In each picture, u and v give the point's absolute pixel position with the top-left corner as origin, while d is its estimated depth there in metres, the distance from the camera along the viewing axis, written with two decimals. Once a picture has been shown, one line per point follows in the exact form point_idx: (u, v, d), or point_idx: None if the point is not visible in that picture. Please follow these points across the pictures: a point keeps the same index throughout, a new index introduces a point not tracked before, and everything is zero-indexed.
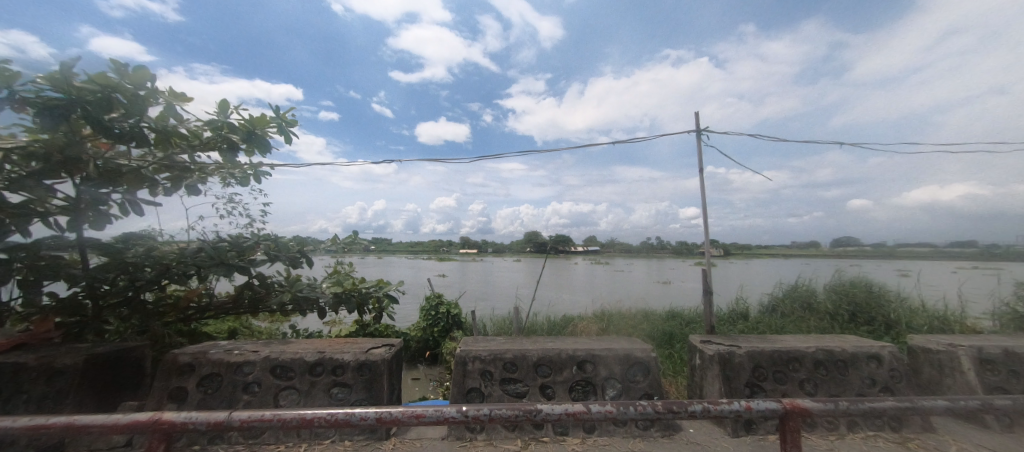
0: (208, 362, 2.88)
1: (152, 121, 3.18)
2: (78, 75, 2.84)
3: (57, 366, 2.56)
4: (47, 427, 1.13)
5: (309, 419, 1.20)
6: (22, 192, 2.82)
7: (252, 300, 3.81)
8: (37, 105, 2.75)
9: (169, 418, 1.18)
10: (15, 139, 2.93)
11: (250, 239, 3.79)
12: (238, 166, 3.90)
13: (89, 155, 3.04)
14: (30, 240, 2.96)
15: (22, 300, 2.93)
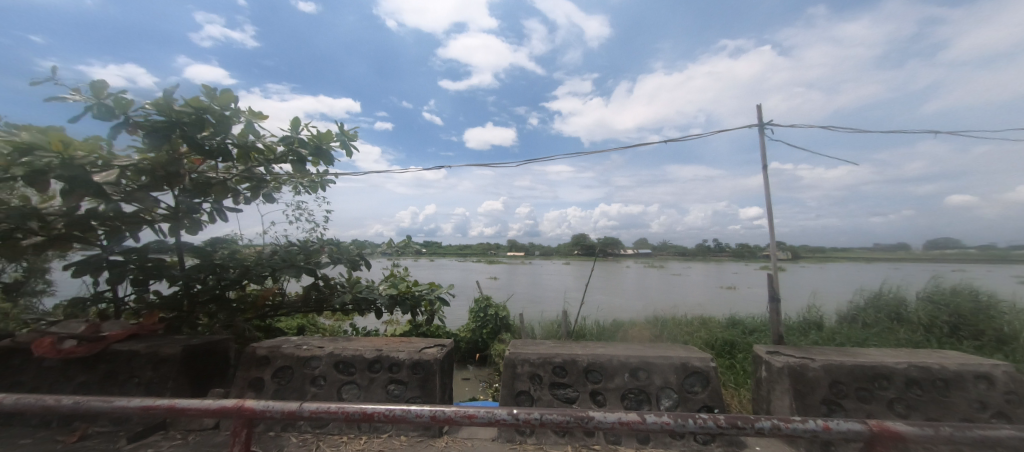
0: (282, 356, 3.13)
1: (236, 138, 3.53)
2: (177, 100, 3.21)
3: (161, 354, 2.93)
4: (155, 408, 1.28)
5: (369, 414, 1.25)
6: (135, 204, 3.26)
7: (318, 299, 4.10)
8: (146, 127, 3.15)
9: (251, 406, 1.30)
10: (130, 158, 3.41)
11: (316, 243, 4.09)
12: (306, 176, 4.23)
13: (185, 170, 3.44)
14: (141, 245, 3.44)
15: (135, 296, 3.39)
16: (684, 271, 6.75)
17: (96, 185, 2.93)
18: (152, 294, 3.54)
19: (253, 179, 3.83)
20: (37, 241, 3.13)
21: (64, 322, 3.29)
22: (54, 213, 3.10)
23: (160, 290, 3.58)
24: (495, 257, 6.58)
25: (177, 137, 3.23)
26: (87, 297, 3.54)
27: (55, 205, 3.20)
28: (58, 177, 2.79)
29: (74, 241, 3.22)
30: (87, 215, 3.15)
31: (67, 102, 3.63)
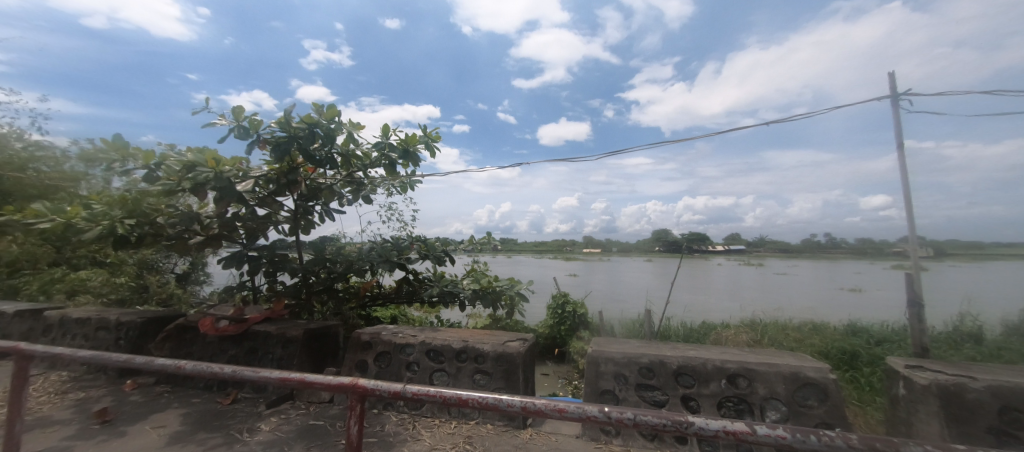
0: (381, 342, 3.45)
1: (340, 147, 3.93)
2: (294, 117, 3.61)
3: (288, 336, 3.41)
4: (289, 379, 1.47)
5: (464, 400, 1.25)
6: (266, 207, 3.84)
7: (409, 291, 4.43)
8: (271, 143, 3.56)
9: (364, 383, 1.39)
10: (261, 169, 3.98)
11: (406, 240, 4.42)
12: (397, 178, 4.58)
13: (301, 178, 3.85)
14: (271, 242, 4.04)
15: (268, 285, 4.01)
16: (791, 270, 5.91)
17: (239, 194, 3.47)
18: (279, 284, 4.14)
19: (354, 183, 4.25)
20: (199, 240, 3.78)
21: (219, 305, 3.99)
22: (209, 217, 3.72)
23: (285, 281, 4.17)
24: (571, 254, 6.42)
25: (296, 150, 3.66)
26: (233, 285, 4.26)
27: (210, 210, 3.86)
28: (212, 188, 3.34)
29: (223, 240, 3.85)
30: (231, 219, 3.71)
31: (215, 126, 4.37)
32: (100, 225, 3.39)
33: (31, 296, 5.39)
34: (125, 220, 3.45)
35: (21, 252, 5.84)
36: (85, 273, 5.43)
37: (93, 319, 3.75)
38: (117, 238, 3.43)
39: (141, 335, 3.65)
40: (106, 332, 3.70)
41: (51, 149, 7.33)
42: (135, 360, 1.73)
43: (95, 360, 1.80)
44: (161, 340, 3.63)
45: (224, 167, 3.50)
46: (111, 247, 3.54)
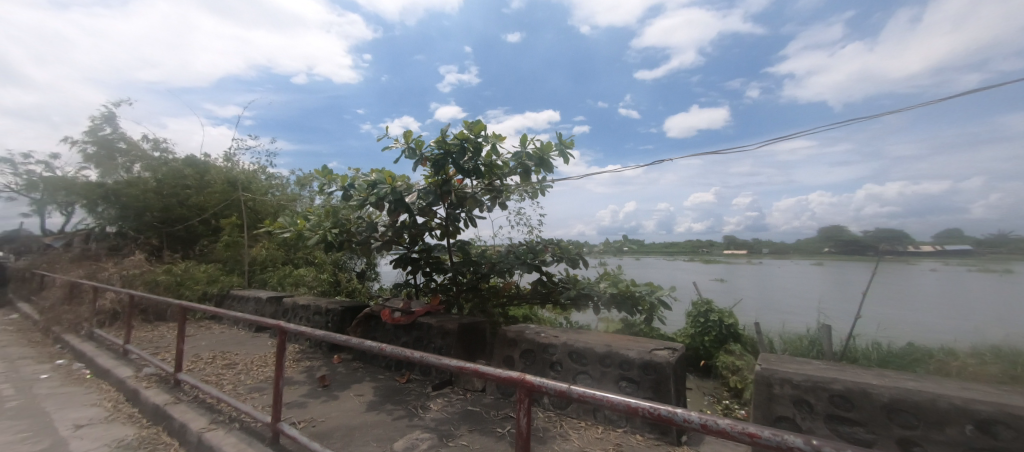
0: (526, 340, 3.62)
1: (483, 159, 4.28)
2: (449, 135, 4.04)
3: (446, 328, 3.87)
4: (466, 370, 1.66)
5: (634, 407, 1.06)
6: (425, 216, 4.40)
7: (545, 292, 4.58)
8: (431, 159, 4.07)
9: (530, 379, 1.45)
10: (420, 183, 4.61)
11: (541, 242, 4.57)
12: (530, 184, 4.80)
13: (453, 188, 4.33)
14: (429, 246, 4.63)
15: (427, 283, 4.64)
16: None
17: (408, 205, 4.06)
18: (435, 282, 4.74)
19: (494, 191, 4.57)
20: (378, 244, 4.54)
21: (391, 298, 4.76)
22: (385, 226, 4.45)
23: (439, 279, 4.75)
24: (711, 257, 5.52)
25: (450, 165, 4.10)
26: (400, 282, 5.04)
27: (384, 219, 4.61)
28: (389, 201, 4.01)
29: (395, 244, 4.56)
30: (401, 226, 4.36)
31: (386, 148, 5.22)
32: (317, 233, 4.39)
33: (273, 286, 7.34)
34: (331, 229, 4.38)
35: (266, 255, 8.00)
36: (303, 270, 7.14)
37: (311, 306, 4.89)
38: (327, 243, 4.38)
39: (341, 321, 4.59)
40: (320, 316, 4.78)
41: (281, 179, 9.90)
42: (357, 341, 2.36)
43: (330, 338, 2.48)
44: (355, 324, 4.50)
45: (397, 182, 4.15)
46: (323, 250, 4.52)
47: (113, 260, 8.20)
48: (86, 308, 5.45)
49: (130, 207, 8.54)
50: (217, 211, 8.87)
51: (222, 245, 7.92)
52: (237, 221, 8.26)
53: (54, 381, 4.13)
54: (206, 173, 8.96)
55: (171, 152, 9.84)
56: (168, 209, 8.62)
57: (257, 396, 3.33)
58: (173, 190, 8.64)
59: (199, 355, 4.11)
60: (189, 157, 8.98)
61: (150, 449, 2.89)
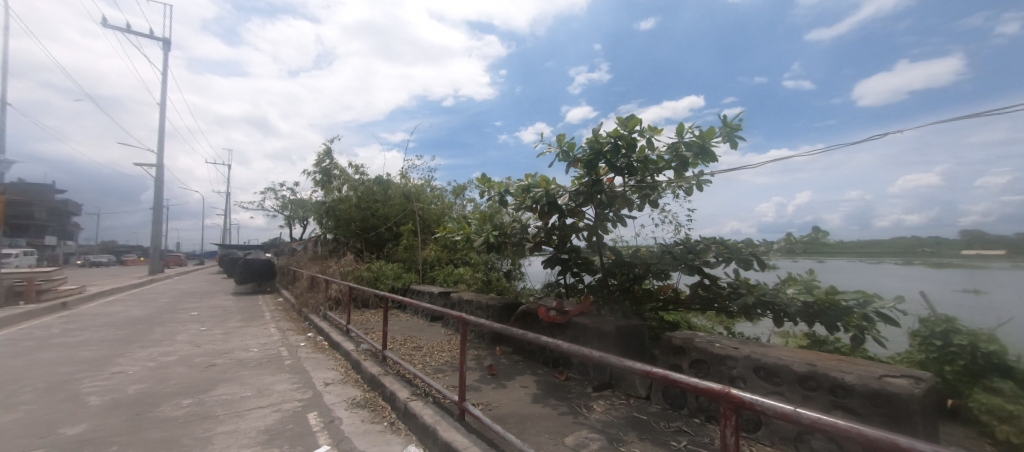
0: (696, 349, 3.35)
1: (637, 155, 4.18)
2: (603, 133, 4.09)
3: (602, 330, 3.85)
4: (654, 374, 1.56)
5: (912, 449, 0.68)
6: (574, 216, 4.50)
7: (710, 296, 4.21)
8: (584, 160, 4.16)
9: (738, 394, 1.22)
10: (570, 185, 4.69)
11: (701, 242, 4.24)
12: (688, 179, 4.66)
13: (604, 187, 4.30)
14: (577, 247, 4.76)
15: (579, 283, 4.81)
16: None
17: (560, 207, 4.23)
18: (586, 282, 4.86)
19: (643, 188, 4.39)
20: (531, 245, 4.85)
21: (545, 298, 5.13)
22: (536, 228, 4.73)
23: (588, 279, 4.85)
24: (940, 261, 4.08)
25: (603, 163, 4.14)
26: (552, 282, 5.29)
27: (535, 221, 4.90)
28: (543, 203, 4.23)
29: (545, 245, 4.83)
30: (552, 227, 4.57)
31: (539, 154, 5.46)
32: (481, 236, 4.93)
33: (440, 283, 8.54)
34: (491, 232, 4.89)
35: (434, 256, 9.37)
36: (462, 269, 8.14)
37: (474, 301, 5.47)
38: (488, 245, 4.87)
39: (500, 316, 5.02)
40: (481, 311, 5.32)
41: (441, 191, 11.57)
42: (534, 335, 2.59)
43: (508, 331, 2.77)
44: (512, 321, 4.87)
45: (550, 186, 4.36)
46: (484, 252, 5.04)
47: (332, 259, 10.86)
48: (321, 294, 7.29)
49: (342, 219, 11.19)
50: (397, 220, 10.89)
51: (403, 248, 9.69)
52: (412, 227, 9.93)
53: (309, 348, 5.65)
54: (389, 189, 11.07)
55: (365, 175, 12.55)
56: (366, 220, 11.00)
57: (442, 376, 3.88)
58: (368, 205, 11.07)
59: (395, 337, 5.02)
60: (377, 177, 11.24)
61: (373, 410, 3.68)
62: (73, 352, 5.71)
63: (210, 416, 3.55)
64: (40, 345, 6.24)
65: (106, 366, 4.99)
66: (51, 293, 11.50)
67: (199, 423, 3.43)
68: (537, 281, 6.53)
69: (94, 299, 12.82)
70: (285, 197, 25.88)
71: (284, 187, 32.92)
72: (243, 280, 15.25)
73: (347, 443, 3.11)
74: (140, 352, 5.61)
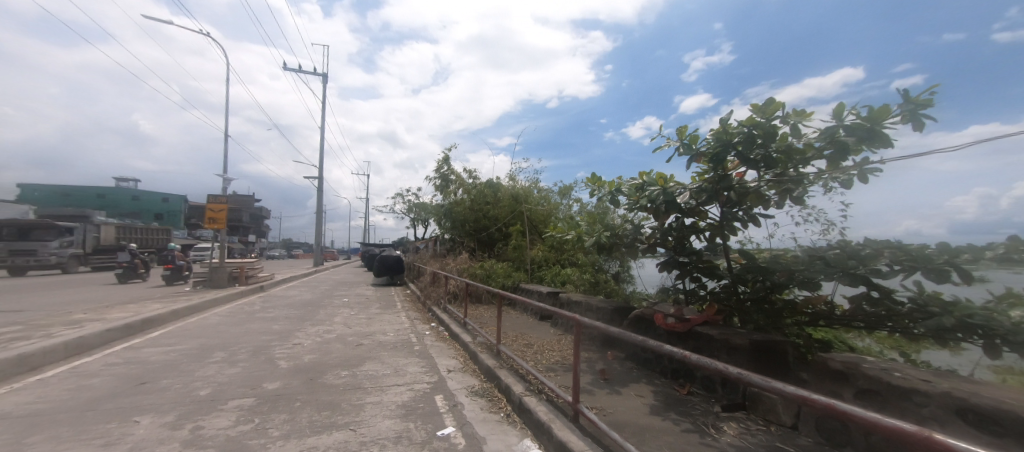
0: (864, 376, 2.76)
1: (777, 145, 3.77)
2: (734, 123, 3.88)
3: (732, 343, 3.44)
4: (813, 402, 1.19)
5: None
6: (695, 216, 4.29)
7: (879, 314, 3.44)
8: (711, 154, 3.97)
9: (950, 442, 0.77)
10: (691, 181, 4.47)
11: (867, 246, 3.52)
12: (847, 169, 3.94)
13: (733, 183, 4.00)
14: (697, 249, 4.53)
15: (701, 288, 4.61)
16: None
17: (680, 205, 4.11)
18: (712, 288, 4.59)
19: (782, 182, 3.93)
20: (645, 246, 4.86)
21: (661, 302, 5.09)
22: (651, 229, 4.70)
23: (711, 285, 4.60)
24: None
25: (733, 155, 3.89)
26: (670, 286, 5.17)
27: (650, 223, 4.86)
28: (661, 202, 4.20)
29: (661, 246, 4.75)
30: (669, 228, 4.49)
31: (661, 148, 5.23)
32: (591, 237, 5.14)
33: (548, 282, 8.72)
34: (603, 232, 5.03)
35: (542, 256, 9.59)
36: (570, 270, 8.18)
37: (583, 303, 5.52)
38: (600, 245, 5.03)
39: (611, 319, 4.95)
40: (591, 312, 5.35)
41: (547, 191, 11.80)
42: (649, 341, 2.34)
43: (625, 336, 2.57)
44: (625, 325, 4.76)
45: (668, 184, 4.32)
46: (596, 253, 5.19)
47: (450, 257, 11.99)
48: (443, 288, 8.12)
49: (457, 220, 12.25)
50: (506, 221, 11.48)
51: (513, 247, 10.16)
52: (520, 228, 10.34)
53: (433, 336, 6.33)
54: (498, 191, 11.75)
55: (477, 179, 13.54)
56: (478, 221, 11.85)
57: (554, 375, 3.94)
58: (480, 207, 11.89)
59: (508, 333, 5.33)
60: (488, 181, 12.02)
61: (490, 400, 3.93)
62: (270, 324, 7.44)
63: (361, 388, 4.23)
64: (250, 318, 8.29)
65: (290, 337, 6.37)
66: (253, 278, 15.22)
67: (352, 392, 4.12)
68: (650, 285, 6.19)
69: (280, 284, 16.51)
70: (410, 201, 29.51)
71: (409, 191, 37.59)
72: (378, 273, 17.86)
73: (469, 427, 3.37)
74: (311, 328, 7.01)
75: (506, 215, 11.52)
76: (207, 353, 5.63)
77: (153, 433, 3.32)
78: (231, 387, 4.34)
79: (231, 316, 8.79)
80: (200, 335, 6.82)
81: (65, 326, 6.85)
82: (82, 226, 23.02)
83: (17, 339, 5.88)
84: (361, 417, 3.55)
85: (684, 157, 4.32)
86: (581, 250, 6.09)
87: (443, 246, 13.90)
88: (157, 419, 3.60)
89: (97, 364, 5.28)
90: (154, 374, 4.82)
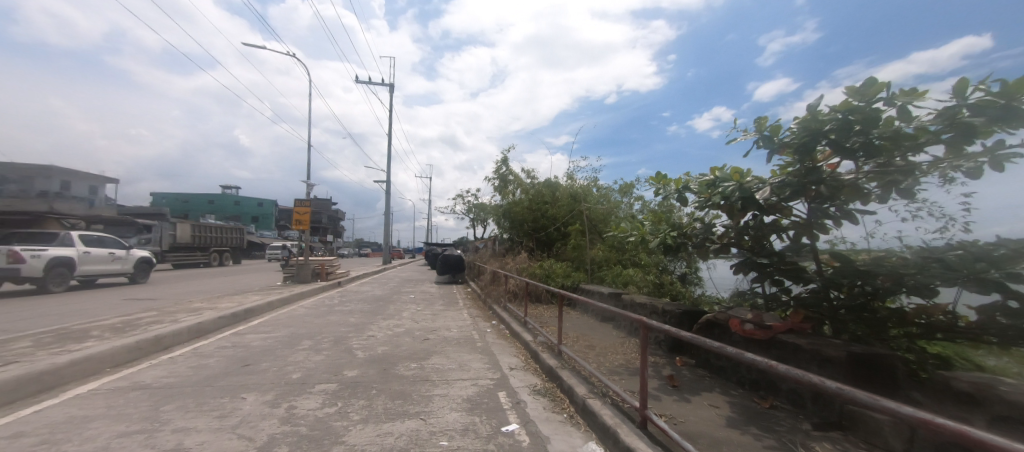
0: (1001, 400, 2.29)
1: (880, 131, 3.40)
2: (825, 109, 3.58)
3: (824, 354, 3.08)
4: (938, 427, 0.91)
5: None
6: (777, 213, 4.02)
7: (1019, 328, 2.86)
8: (797, 144, 3.71)
9: None
10: (774, 175, 4.19)
11: (1002, 247, 2.99)
12: (974, 155, 3.35)
13: (825, 175, 3.68)
14: (779, 249, 4.25)
15: (785, 292, 4.25)
16: None
17: (758, 202, 3.94)
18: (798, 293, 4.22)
19: (885, 174, 3.51)
20: (717, 246, 4.68)
21: (736, 306, 4.78)
22: (724, 228, 4.55)
23: (796, 289, 4.23)
24: None
25: (825, 145, 3.60)
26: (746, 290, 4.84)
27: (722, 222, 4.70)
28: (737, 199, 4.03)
29: (735, 246, 4.51)
30: (745, 227, 4.30)
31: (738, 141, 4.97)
32: (657, 237, 5.14)
33: (609, 283, 8.53)
34: (669, 232, 5.04)
35: (603, 256, 9.39)
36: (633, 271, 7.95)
37: (648, 305, 5.40)
38: (666, 245, 4.99)
39: (680, 323, 4.76)
40: (656, 315, 5.19)
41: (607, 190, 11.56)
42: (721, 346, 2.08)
43: (697, 342, 2.28)
44: (695, 329, 4.56)
45: (744, 180, 4.14)
46: (662, 253, 5.17)
47: (509, 256, 12.23)
48: (503, 287, 8.32)
49: (516, 220, 12.43)
50: (565, 220, 11.44)
51: (572, 247, 10.09)
52: (580, 227, 10.20)
53: (494, 334, 6.50)
54: (557, 190, 11.76)
55: (535, 178, 13.68)
56: (536, 220, 11.94)
57: (619, 379, 3.83)
58: (538, 206, 11.95)
59: (569, 333, 5.33)
60: (546, 180, 12.11)
61: (552, 399, 3.95)
62: (347, 317, 8.15)
63: (429, 380, 4.47)
64: (330, 310, 9.16)
65: (365, 329, 6.92)
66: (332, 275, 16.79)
67: (421, 383, 4.37)
68: (723, 288, 5.76)
69: (354, 280, 18.03)
70: (469, 202, 30.55)
71: (469, 193, 39.02)
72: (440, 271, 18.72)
73: (532, 426, 3.40)
74: (383, 322, 7.56)
75: (564, 214, 11.49)
76: (297, 341, 6.32)
77: (257, 409, 3.80)
78: (317, 372, 4.83)
79: (315, 308, 9.77)
80: (290, 324, 7.68)
81: (189, 312, 8.12)
82: (161, 224, 25.98)
83: (155, 322, 7.08)
84: (430, 408, 3.75)
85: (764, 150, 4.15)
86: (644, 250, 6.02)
87: (503, 246, 14.22)
88: (260, 397, 4.12)
89: (212, 346, 6.17)
90: (255, 357, 5.52)
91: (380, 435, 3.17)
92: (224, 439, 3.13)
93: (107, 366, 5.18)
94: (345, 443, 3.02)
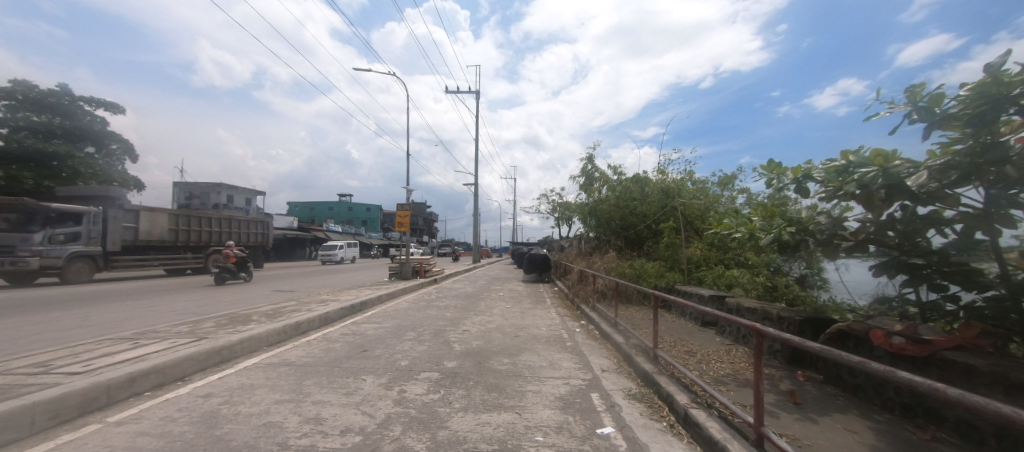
0: None
1: None
2: (1013, 67, 2.83)
3: (1013, 380, 2.40)
4: None
5: None
6: (937, 203, 3.34)
7: None
8: (968, 115, 3.02)
9: None
10: (934, 156, 3.45)
11: None
12: None
13: (1012, 153, 2.92)
14: (940, 247, 3.52)
15: (949, 300, 3.50)
16: None
17: (909, 189, 3.33)
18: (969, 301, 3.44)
19: None
20: (849, 243, 4.02)
21: (878, 316, 4.06)
22: (859, 222, 3.88)
23: (968, 297, 3.44)
24: None
25: (1012, 114, 2.87)
26: (892, 296, 4.09)
27: (856, 215, 4.05)
28: (881, 186, 3.45)
29: (875, 244, 3.85)
30: (888, 221, 3.65)
31: (880, 117, 4.21)
32: (771, 233, 4.64)
33: (709, 285, 7.85)
34: (785, 228, 4.50)
35: (701, 255, 8.69)
36: (738, 272, 7.28)
37: (759, 310, 4.87)
38: (782, 243, 4.51)
39: (800, 331, 4.21)
40: (770, 322, 4.67)
41: (703, 182, 10.66)
42: (863, 361, 1.59)
43: (827, 354, 1.89)
44: (821, 340, 4.02)
45: (890, 164, 3.50)
46: (776, 252, 4.67)
47: (596, 256, 12.00)
48: (591, 286, 8.23)
49: (602, 219, 12.17)
50: (655, 217, 10.85)
51: (665, 245, 9.57)
52: (673, 224, 9.60)
53: (584, 334, 6.47)
54: (646, 185, 11.24)
55: (623, 174, 13.22)
56: (624, 217, 11.54)
57: (726, 390, 3.49)
58: (625, 203, 11.53)
59: (665, 337, 5.05)
60: (634, 176, 11.65)
61: (649, 405, 3.79)
62: (444, 312, 8.81)
63: (521, 376, 4.62)
64: (429, 305, 9.99)
65: (460, 324, 7.41)
66: (429, 273, 18.41)
67: (514, 378, 4.54)
68: (859, 294, 4.91)
69: (448, 277, 19.44)
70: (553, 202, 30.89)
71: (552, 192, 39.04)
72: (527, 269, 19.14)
73: (628, 431, 3.29)
74: (476, 318, 8.00)
75: (655, 211, 10.88)
76: (403, 332, 7.04)
77: (375, 390, 4.33)
78: (422, 361, 5.32)
79: (416, 303, 10.79)
80: (396, 316, 8.57)
81: (319, 303, 9.61)
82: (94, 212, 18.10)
83: (295, 311, 8.54)
84: (524, 403, 3.87)
85: (920, 126, 3.47)
86: (753, 249, 5.47)
87: (590, 245, 13.99)
88: (376, 380, 4.69)
89: (336, 334, 7.20)
90: (370, 345, 6.30)
91: (479, 424, 3.38)
92: (351, 413, 3.65)
93: (264, 345, 6.39)
94: (449, 428, 3.28)
